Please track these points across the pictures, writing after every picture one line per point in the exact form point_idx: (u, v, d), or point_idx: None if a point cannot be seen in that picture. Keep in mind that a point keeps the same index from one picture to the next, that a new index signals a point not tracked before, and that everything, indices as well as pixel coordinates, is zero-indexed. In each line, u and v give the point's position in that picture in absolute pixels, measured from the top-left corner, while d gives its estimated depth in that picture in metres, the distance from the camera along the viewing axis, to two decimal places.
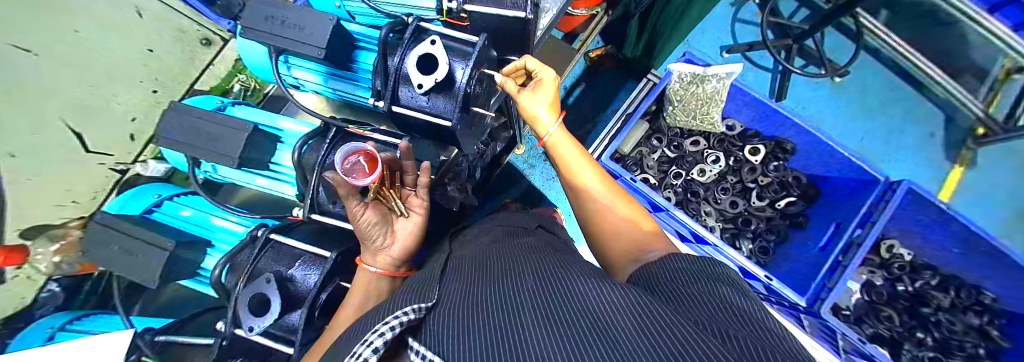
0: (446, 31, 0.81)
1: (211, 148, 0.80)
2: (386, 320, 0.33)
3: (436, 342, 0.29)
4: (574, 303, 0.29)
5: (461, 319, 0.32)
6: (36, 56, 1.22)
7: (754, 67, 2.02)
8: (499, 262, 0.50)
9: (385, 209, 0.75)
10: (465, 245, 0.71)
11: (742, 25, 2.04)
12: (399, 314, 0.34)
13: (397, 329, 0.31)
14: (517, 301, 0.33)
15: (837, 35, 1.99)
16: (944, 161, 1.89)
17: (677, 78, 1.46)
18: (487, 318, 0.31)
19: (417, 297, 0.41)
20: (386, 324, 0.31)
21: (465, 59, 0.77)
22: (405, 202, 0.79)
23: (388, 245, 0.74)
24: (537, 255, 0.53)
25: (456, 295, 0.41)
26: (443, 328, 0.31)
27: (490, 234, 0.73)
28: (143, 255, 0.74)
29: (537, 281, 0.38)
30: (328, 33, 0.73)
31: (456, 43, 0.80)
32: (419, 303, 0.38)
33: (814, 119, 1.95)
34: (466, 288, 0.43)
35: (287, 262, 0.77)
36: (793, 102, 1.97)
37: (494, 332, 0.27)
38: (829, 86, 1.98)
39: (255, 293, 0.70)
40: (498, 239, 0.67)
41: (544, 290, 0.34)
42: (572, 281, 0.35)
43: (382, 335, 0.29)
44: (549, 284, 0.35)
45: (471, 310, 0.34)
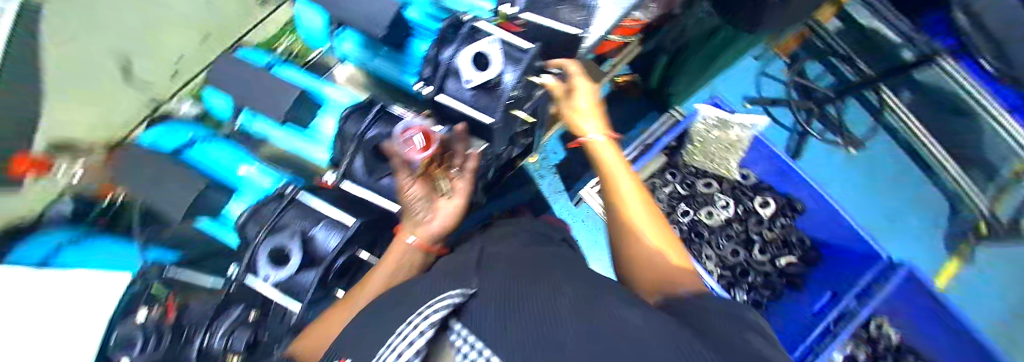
0: (502, 33, 0.84)
1: (269, 102, 0.87)
2: (425, 307, 0.29)
3: (477, 330, 0.25)
4: (607, 316, 0.23)
5: (493, 315, 0.26)
6: None
7: (774, 123, 2.06)
8: (536, 263, 0.47)
9: (429, 186, 0.72)
10: (496, 244, 0.65)
11: (769, 81, 2.09)
12: (439, 302, 0.30)
13: (442, 313, 0.28)
14: (548, 302, 0.27)
15: (858, 108, 2.04)
16: (942, 249, 1.92)
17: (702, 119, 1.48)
18: (522, 315, 0.25)
19: (457, 283, 0.37)
20: (424, 313, 0.27)
21: (517, 64, 0.80)
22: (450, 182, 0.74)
23: (428, 220, 0.66)
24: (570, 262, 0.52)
25: (494, 284, 0.36)
26: (482, 317, 0.26)
27: (515, 237, 0.70)
28: None
29: (578, 291, 0.31)
30: (390, 17, 0.76)
31: (510, 46, 0.83)
32: (461, 289, 0.34)
33: (823, 184, 1.99)
34: (498, 281, 0.38)
35: (308, 222, 0.79)
36: (805, 164, 2.01)
37: (525, 332, 0.21)
38: (842, 155, 2.02)
39: (278, 244, 0.78)
40: (527, 244, 0.63)
41: (585, 298, 0.27)
42: (601, 296, 0.28)
43: (431, 316, 0.26)
44: (594, 294, 0.29)
45: (502, 306, 0.29)
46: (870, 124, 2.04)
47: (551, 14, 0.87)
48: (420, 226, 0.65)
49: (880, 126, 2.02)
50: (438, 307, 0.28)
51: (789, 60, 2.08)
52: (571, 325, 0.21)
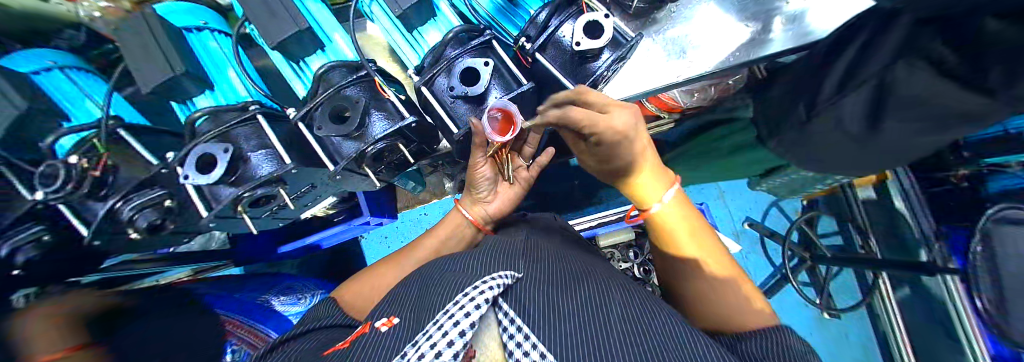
0: (508, 62, 0.86)
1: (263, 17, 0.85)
2: (482, 279, 0.39)
3: (527, 316, 0.36)
4: (658, 350, 0.33)
5: (543, 305, 0.39)
6: None
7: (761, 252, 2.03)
8: (574, 266, 0.57)
9: (494, 170, 0.78)
10: (538, 233, 0.75)
11: (776, 211, 2.06)
12: (492, 276, 0.40)
13: (496, 289, 0.37)
14: (594, 315, 0.39)
15: (849, 276, 1.97)
16: None
17: None
18: (572, 316, 0.38)
19: (502, 263, 0.48)
20: (485, 282, 0.38)
21: (505, 91, 0.85)
22: (513, 169, 0.84)
23: (488, 201, 0.81)
24: (528, 249, 0.60)
25: (541, 276, 0.47)
26: (528, 304, 0.38)
27: (552, 236, 0.76)
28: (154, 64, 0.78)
29: (624, 307, 0.42)
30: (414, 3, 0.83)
31: (508, 75, 0.86)
32: (509, 271, 0.43)
33: (781, 330, 1.91)
34: (544, 275, 0.48)
35: (254, 144, 0.80)
36: (771, 304, 1.95)
37: (580, 344, 0.33)
38: (813, 316, 1.94)
39: (206, 153, 0.75)
40: (562, 244, 0.72)
41: (629, 318, 0.39)
42: (653, 326, 0.38)
43: (484, 293, 0.35)
44: (637, 317, 0.40)
45: (551, 304, 0.39)
46: (855, 298, 1.95)
47: (562, 65, 0.88)
48: (480, 204, 0.80)
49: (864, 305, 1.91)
50: (492, 282, 0.37)
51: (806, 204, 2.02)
52: (621, 352, 0.32)
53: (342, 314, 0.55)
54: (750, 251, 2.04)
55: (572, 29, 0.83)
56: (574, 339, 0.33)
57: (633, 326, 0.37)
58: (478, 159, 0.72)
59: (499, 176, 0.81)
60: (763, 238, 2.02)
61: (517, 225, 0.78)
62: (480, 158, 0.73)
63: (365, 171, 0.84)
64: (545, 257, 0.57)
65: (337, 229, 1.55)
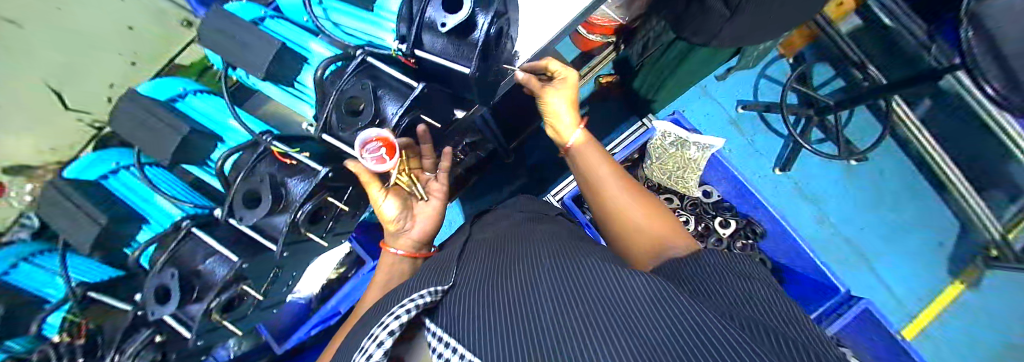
0: (393, 73, 0.85)
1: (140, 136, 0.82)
2: (398, 304, 0.35)
3: (451, 327, 0.31)
4: (589, 293, 0.29)
5: (472, 305, 0.35)
6: (19, 27, 1.14)
7: (767, 129, 1.83)
8: (512, 246, 0.54)
9: (403, 195, 0.79)
10: (485, 228, 0.72)
11: (767, 82, 1.85)
12: (411, 298, 0.36)
13: (412, 312, 0.33)
14: (527, 285, 0.36)
15: (866, 116, 1.80)
16: (947, 275, 1.66)
17: (660, 135, 1.42)
18: (501, 299, 0.35)
19: (433, 278, 0.46)
20: (402, 307, 0.34)
21: (399, 102, 0.84)
22: (423, 186, 0.83)
23: (409, 228, 0.77)
24: (459, 251, 0.58)
25: (473, 277, 0.45)
26: (455, 313, 0.34)
27: (505, 219, 0.74)
28: (81, 223, 0.80)
29: (555, 264, 0.40)
30: (269, 57, 0.78)
31: (398, 83, 0.86)
32: (435, 286, 0.40)
33: (814, 195, 1.77)
34: (479, 274, 0.45)
35: (202, 255, 0.81)
36: (796, 176, 1.79)
37: (509, 315, 0.30)
38: (841, 170, 1.78)
39: (160, 283, 0.77)
40: (517, 223, 0.69)
41: (560, 271, 0.37)
42: (586, 271, 0.35)
43: (398, 319, 0.31)
44: (567, 264, 0.39)
45: (479, 299, 0.36)
46: (876, 133, 1.79)
47: (445, 49, 0.85)
48: (402, 235, 0.76)
49: (890, 136, 1.74)
50: (407, 307, 0.34)
51: (793, 62, 1.83)
52: (549, 309, 0.29)
53: None
54: (755, 133, 1.84)
55: (435, 10, 0.80)
56: (502, 316, 0.30)
57: (566, 277, 0.35)
58: (375, 194, 0.74)
59: (411, 198, 0.81)
60: (763, 114, 1.83)
61: (468, 229, 0.76)
62: (376, 192, 0.75)
63: (310, 236, 0.86)
64: (482, 251, 0.55)
65: (350, 285, 1.49)
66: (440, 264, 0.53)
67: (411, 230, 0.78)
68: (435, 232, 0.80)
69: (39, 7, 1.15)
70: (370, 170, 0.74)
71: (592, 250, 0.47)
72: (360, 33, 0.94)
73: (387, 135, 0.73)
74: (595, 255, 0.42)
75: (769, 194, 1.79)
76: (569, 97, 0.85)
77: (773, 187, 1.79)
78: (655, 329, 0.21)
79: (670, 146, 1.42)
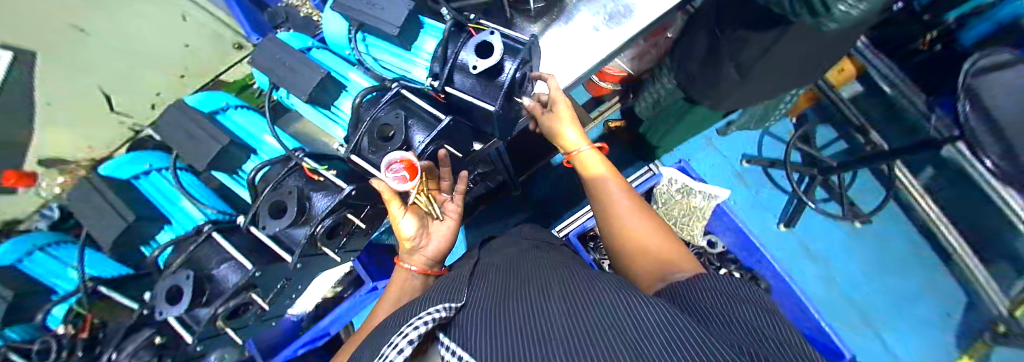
0: (423, 105, 0.93)
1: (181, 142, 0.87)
2: (415, 317, 0.39)
3: (464, 341, 0.34)
4: (595, 317, 0.32)
5: (484, 323, 0.38)
6: (86, 34, 1.24)
7: (771, 184, 1.87)
8: (521, 276, 0.56)
9: (420, 213, 0.81)
10: (494, 254, 0.74)
11: (772, 140, 1.91)
12: (429, 311, 0.41)
13: (428, 324, 0.37)
14: (538, 310, 0.39)
15: (871, 179, 1.84)
16: (954, 348, 1.60)
17: (666, 180, 1.47)
18: (512, 318, 0.38)
19: (444, 299, 0.48)
20: (421, 319, 0.38)
21: (426, 131, 0.90)
22: (440, 206, 0.85)
23: (424, 246, 0.79)
24: (467, 276, 0.61)
25: (483, 299, 0.48)
26: (467, 331, 0.37)
27: (512, 248, 0.76)
28: (108, 219, 0.83)
29: (564, 293, 0.43)
30: (315, 81, 0.87)
31: (427, 114, 0.93)
32: (450, 303, 0.44)
33: (820, 255, 1.76)
34: (488, 298, 0.48)
35: (217, 260, 0.83)
36: (801, 233, 1.80)
37: (520, 332, 0.32)
38: (846, 230, 1.78)
39: (173, 284, 0.79)
40: (524, 251, 0.71)
41: (569, 299, 0.40)
42: (593, 299, 0.38)
43: (416, 329, 0.35)
44: (574, 294, 0.42)
45: (490, 319, 0.39)
46: (881, 198, 1.81)
47: (472, 88, 0.93)
48: (417, 252, 0.77)
49: (893, 200, 1.76)
50: (425, 318, 0.38)
51: (797, 122, 1.91)
52: (558, 328, 0.32)
53: None
54: (760, 187, 1.88)
55: (467, 53, 0.89)
56: (514, 335, 0.32)
57: (576, 303, 0.37)
58: (393, 210, 0.76)
59: (428, 217, 0.82)
60: (768, 170, 1.87)
61: (475, 253, 0.78)
62: (395, 208, 0.76)
63: (325, 250, 0.89)
64: (492, 278, 0.58)
65: (345, 305, 1.49)
66: (451, 285, 0.55)
67: (426, 248, 0.79)
68: (450, 251, 0.81)
69: (106, 19, 1.26)
70: (393, 189, 0.75)
71: (597, 281, 0.50)
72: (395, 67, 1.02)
73: (411, 157, 0.77)
74: (599, 285, 0.45)
75: (776, 250, 1.79)
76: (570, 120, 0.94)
77: (780, 242, 1.79)
78: (658, 349, 0.23)
79: (677, 193, 1.47)
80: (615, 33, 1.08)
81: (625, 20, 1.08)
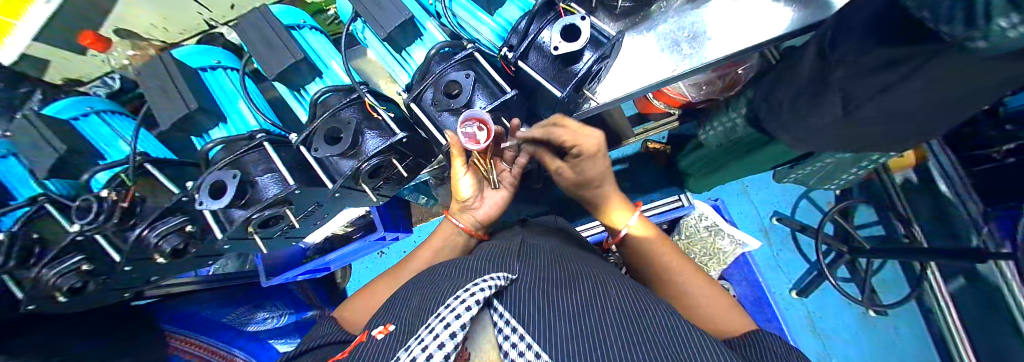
0: (491, 72, 0.91)
1: (254, 44, 0.87)
2: (473, 280, 0.37)
3: (518, 317, 0.34)
4: (665, 344, 0.29)
5: (538, 304, 0.37)
6: None
7: (794, 248, 1.82)
8: (567, 265, 0.55)
9: (478, 176, 0.86)
10: (534, 236, 0.74)
11: (808, 204, 1.85)
12: (484, 278, 0.38)
13: (486, 290, 0.36)
14: (593, 313, 0.37)
15: (896, 271, 1.77)
16: None
17: (696, 215, 1.43)
18: (566, 314, 0.36)
19: (493, 269, 0.47)
20: (478, 284, 0.36)
21: (489, 100, 0.89)
22: (497, 175, 0.91)
23: (476, 207, 0.86)
24: (511, 248, 0.60)
25: (534, 278, 0.46)
26: (521, 305, 0.36)
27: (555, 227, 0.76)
28: (173, 102, 0.85)
29: (618, 300, 0.41)
30: (396, 23, 0.88)
31: (494, 83, 0.91)
32: (503, 274, 0.42)
33: (822, 331, 1.72)
34: (541, 278, 0.47)
35: (261, 169, 0.84)
36: (812, 305, 1.76)
37: (578, 337, 0.31)
38: (860, 316, 1.73)
39: (218, 180, 0.81)
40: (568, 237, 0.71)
41: (628, 310, 0.38)
42: (653, 317, 0.35)
43: (477, 293, 0.33)
44: (632, 304, 0.39)
45: (544, 303, 0.38)
46: (905, 291, 1.74)
47: (545, 69, 0.92)
48: (468, 211, 0.86)
49: (915, 300, 1.70)
50: (482, 284, 0.36)
51: (840, 194, 1.84)
52: (617, 344, 0.29)
53: (336, 329, 0.55)
54: (782, 248, 1.83)
55: (551, 34, 0.87)
56: (568, 331, 0.32)
57: (623, 310, 0.38)
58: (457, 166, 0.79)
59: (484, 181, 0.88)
60: (795, 233, 1.82)
61: (513, 232, 0.78)
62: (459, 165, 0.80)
63: (363, 187, 0.89)
64: (539, 254, 0.57)
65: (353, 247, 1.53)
66: (500, 254, 0.54)
67: (476, 210, 0.87)
68: (497, 217, 0.89)
69: None
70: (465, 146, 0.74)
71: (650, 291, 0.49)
72: (471, 29, 0.98)
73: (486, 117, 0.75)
74: (656, 300, 0.43)
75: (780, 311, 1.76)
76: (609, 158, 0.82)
77: (786, 306, 1.76)
78: None
79: (703, 230, 1.44)
80: (693, 57, 0.96)
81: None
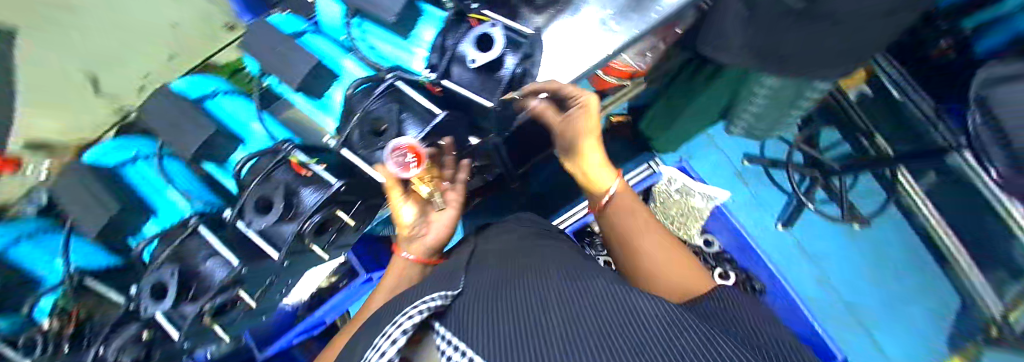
0: (418, 98, 0.87)
1: (166, 128, 0.83)
2: (408, 307, 0.33)
3: (460, 330, 0.29)
4: (613, 309, 0.27)
5: (484, 310, 0.33)
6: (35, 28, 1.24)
7: (771, 184, 1.85)
8: (519, 262, 0.53)
9: (421, 202, 0.83)
10: (491, 239, 0.72)
11: (774, 139, 1.87)
12: (422, 300, 0.34)
13: (425, 313, 0.31)
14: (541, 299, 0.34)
15: (871, 182, 1.80)
16: (942, 348, 1.62)
17: (665, 180, 1.44)
18: (513, 308, 0.33)
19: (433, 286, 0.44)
20: (414, 309, 0.31)
21: (422, 127, 0.84)
22: (441, 196, 0.87)
23: (424, 234, 0.81)
24: (459, 264, 0.58)
25: (482, 287, 0.43)
26: (465, 318, 0.32)
27: (512, 231, 0.75)
28: (92, 208, 0.81)
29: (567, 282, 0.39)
30: (304, 73, 0.83)
31: (421, 107, 0.86)
32: (444, 292, 0.38)
33: (815, 257, 1.75)
34: (493, 285, 0.44)
35: (204, 254, 0.81)
36: (799, 234, 1.79)
37: (523, 325, 0.27)
38: (846, 234, 1.76)
39: (156, 282, 0.79)
40: (524, 237, 0.70)
41: (576, 288, 0.36)
42: (600, 288, 0.34)
43: (412, 317, 0.29)
44: (580, 283, 0.38)
45: (491, 307, 0.34)
46: (883, 200, 1.78)
47: (472, 82, 0.87)
48: (415, 240, 0.80)
49: (894, 205, 1.74)
50: (421, 307, 0.31)
51: (802, 122, 1.86)
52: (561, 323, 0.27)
53: None
54: (758, 186, 1.86)
55: (466, 45, 0.85)
56: (513, 323, 0.29)
57: (580, 293, 0.33)
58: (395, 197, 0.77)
59: (427, 206, 0.85)
60: (768, 169, 1.84)
61: (470, 242, 0.75)
62: (397, 195, 0.78)
63: (314, 247, 0.87)
64: (488, 264, 0.55)
65: (338, 298, 1.48)
66: (447, 273, 0.52)
67: (425, 237, 0.81)
68: (448, 239, 0.83)
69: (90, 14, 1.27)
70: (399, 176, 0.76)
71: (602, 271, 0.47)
72: (390, 55, 0.95)
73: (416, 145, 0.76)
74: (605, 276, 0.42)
75: (770, 248, 1.78)
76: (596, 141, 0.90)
77: (776, 242, 1.79)
78: (672, 347, 0.18)
79: (675, 192, 1.45)
80: None
81: (635, 16, 1.02)
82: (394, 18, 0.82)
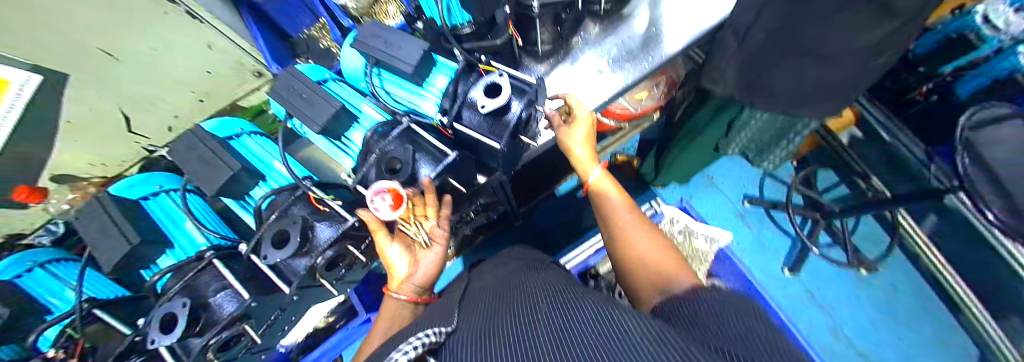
0: (431, 139, 0.93)
1: (191, 165, 0.88)
2: (404, 343, 0.35)
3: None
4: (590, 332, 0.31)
5: (476, 348, 0.34)
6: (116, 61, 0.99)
7: (773, 226, 1.87)
8: (516, 293, 0.56)
9: (407, 242, 0.83)
10: (481, 276, 0.75)
11: (772, 181, 1.92)
12: (418, 336, 0.37)
13: (418, 350, 0.34)
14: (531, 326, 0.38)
15: (872, 224, 1.82)
16: None
17: (667, 220, 1.48)
18: (504, 336, 0.36)
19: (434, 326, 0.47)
20: (409, 345, 0.34)
21: (434, 165, 0.90)
22: (428, 233, 0.84)
23: (413, 274, 0.77)
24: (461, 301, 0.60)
25: (475, 321, 0.46)
26: (458, 352, 0.35)
27: (512, 265, 0.77)
28: (112, 240, 0.84)
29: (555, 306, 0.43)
30: (326, 116, 0.88)
31: (434, 147, 0.93)
32: (439, 328, 0.41)
33: (824, 301, 1.72)
34: (486, 317, 0.47)
35: (215, 287, 0.83)
36: (806, 277, 1.77)
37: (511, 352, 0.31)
38: (853, 277, 1.75)
39: (168, 312, 0.79)
40: (516, 271, 0.71)
41: (562, 312, 0.40)
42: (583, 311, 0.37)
43: (408, 353, 0.32)
44: (565, 307, 0.41)
45: (484, 338, 0.38)
46: (887, 242, 1.78)
47: (481, 124, 0.91)
48: (405, 280, 0.76)
49: (899, 248, 1.73)
50: (415, 343, 0.34)
51: (799, 165, 1.92)
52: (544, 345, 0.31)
53: None
54: (760, 228, 1.88)
55: (477, 92, 0.89)
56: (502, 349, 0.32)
57: (564, 322, 0.36)
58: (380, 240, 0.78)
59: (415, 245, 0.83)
60: (770, 211, 1.87)
61: (472, 280, 0.77)
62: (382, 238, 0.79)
63: (322, 281, 0.89)
64: (486, 299, 0.57)
65: (337, 337, 1.44)
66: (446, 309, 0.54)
67: (414, 276, 0.78)
68: (439, 277, 0.80)
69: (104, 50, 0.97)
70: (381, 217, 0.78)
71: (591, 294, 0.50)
72: (405, 100, 1.00)
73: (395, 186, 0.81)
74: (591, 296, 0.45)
75: (776, 292, 1.77)
76: (584, 136, 0.89)
77: (783, 286, 1.77)
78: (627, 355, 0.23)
79: (678, 233, 1.47)
80: None
81: (629, 65, 1.12)
82: (411, 67, 0.90)
